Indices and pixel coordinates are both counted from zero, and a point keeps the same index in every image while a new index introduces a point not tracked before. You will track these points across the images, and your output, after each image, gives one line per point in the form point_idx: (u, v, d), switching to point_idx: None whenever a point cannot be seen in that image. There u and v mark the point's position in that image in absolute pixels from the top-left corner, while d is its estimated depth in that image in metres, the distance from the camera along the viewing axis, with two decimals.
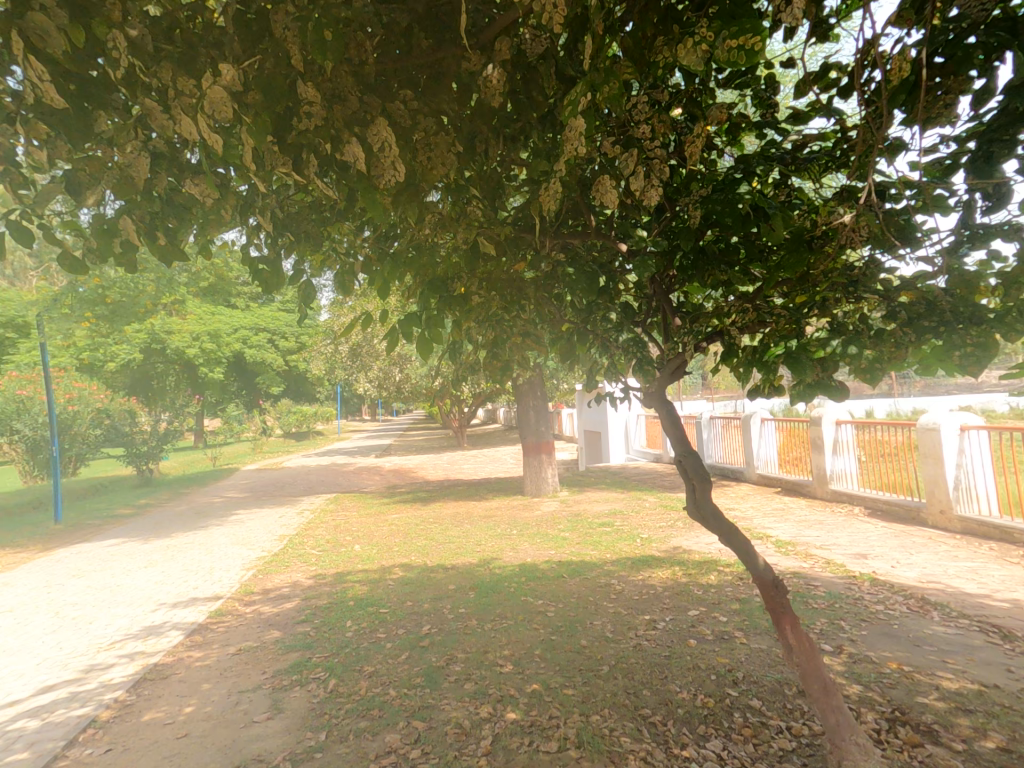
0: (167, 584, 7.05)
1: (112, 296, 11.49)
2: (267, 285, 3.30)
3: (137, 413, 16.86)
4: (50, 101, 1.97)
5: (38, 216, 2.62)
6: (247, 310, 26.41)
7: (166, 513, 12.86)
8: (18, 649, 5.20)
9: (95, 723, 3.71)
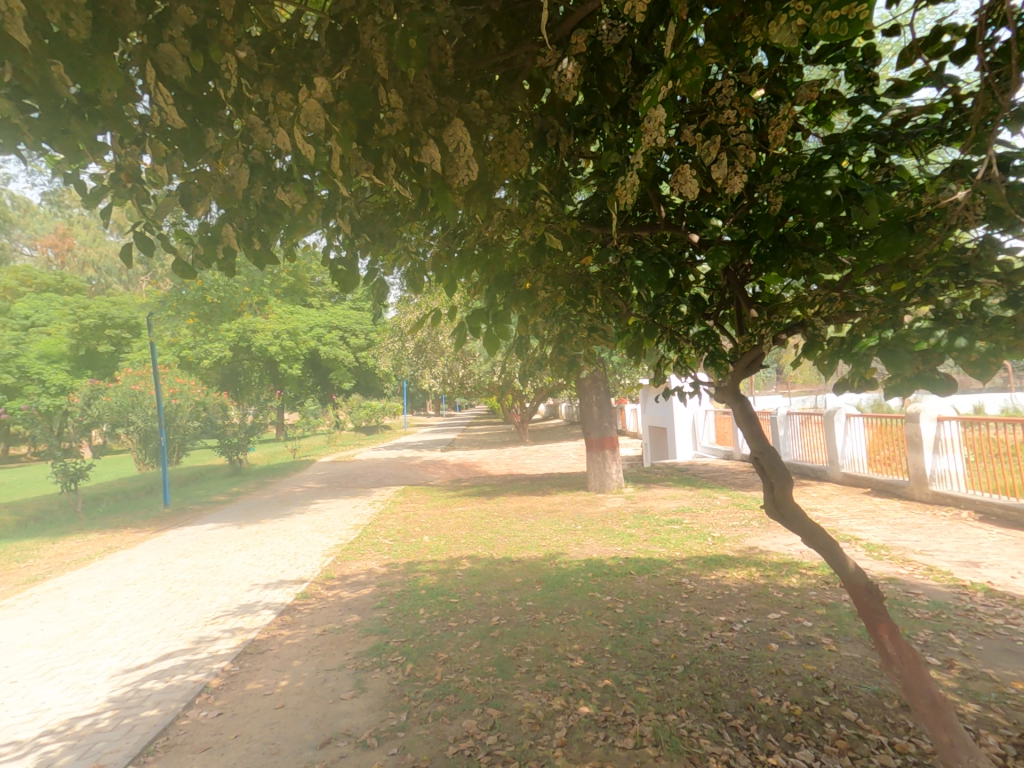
0: (258, 566, 7.60)
1: (211, 297, 12.47)
2: (344, 284, 3.45)
3: (227, 406, 18.21)
4: (173, 122, 2.17)
5: (157, 227, 2.91)
6: (323, 309, 27.78)
7: (254, 500, 13.83)
8: (140, 618, 5.81)
9: (207, 688, 4.08)
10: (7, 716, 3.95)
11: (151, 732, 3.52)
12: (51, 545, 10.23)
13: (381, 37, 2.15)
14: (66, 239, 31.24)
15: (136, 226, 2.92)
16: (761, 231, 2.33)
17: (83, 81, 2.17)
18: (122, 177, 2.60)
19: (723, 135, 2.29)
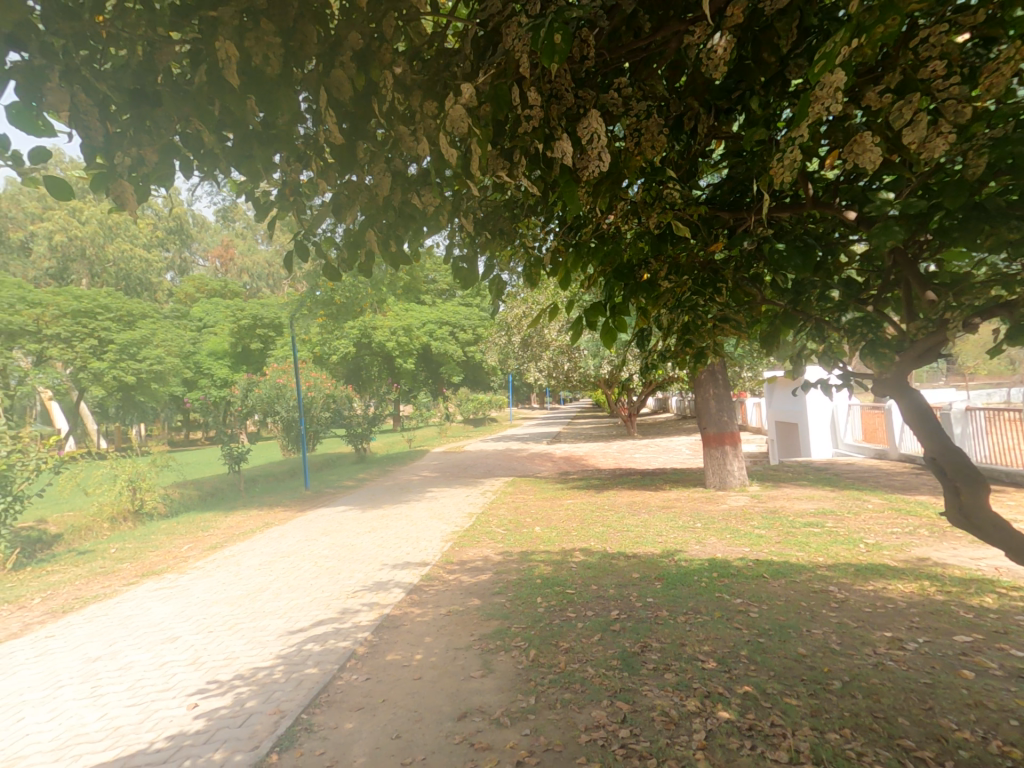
0: (386, 547, 8.22)
1: (341, 297, 13.58)
2: (464, 282, 3.58)
3: (354, 398, 19.84)
4: (334, 138, 2.39)
5: (310, 235, 3.24)
6: (435, 305, 29.12)
7: (378, 486, 14.94)
8: (295, 588, 6.57)
9: (355, 654, 4.49)
10: (207, 661, 4.70)
11: (315, 687, 3.96)
12: (221, 518, 11.89)
13: (526, 36, 2.18)
14: (227, 251, 35.99)
15: (294, 234, 3.28)
16: (950, 199, 2.07)
17: (264, 108, 2.46)
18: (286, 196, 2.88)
19: (924, 93, 2.07)
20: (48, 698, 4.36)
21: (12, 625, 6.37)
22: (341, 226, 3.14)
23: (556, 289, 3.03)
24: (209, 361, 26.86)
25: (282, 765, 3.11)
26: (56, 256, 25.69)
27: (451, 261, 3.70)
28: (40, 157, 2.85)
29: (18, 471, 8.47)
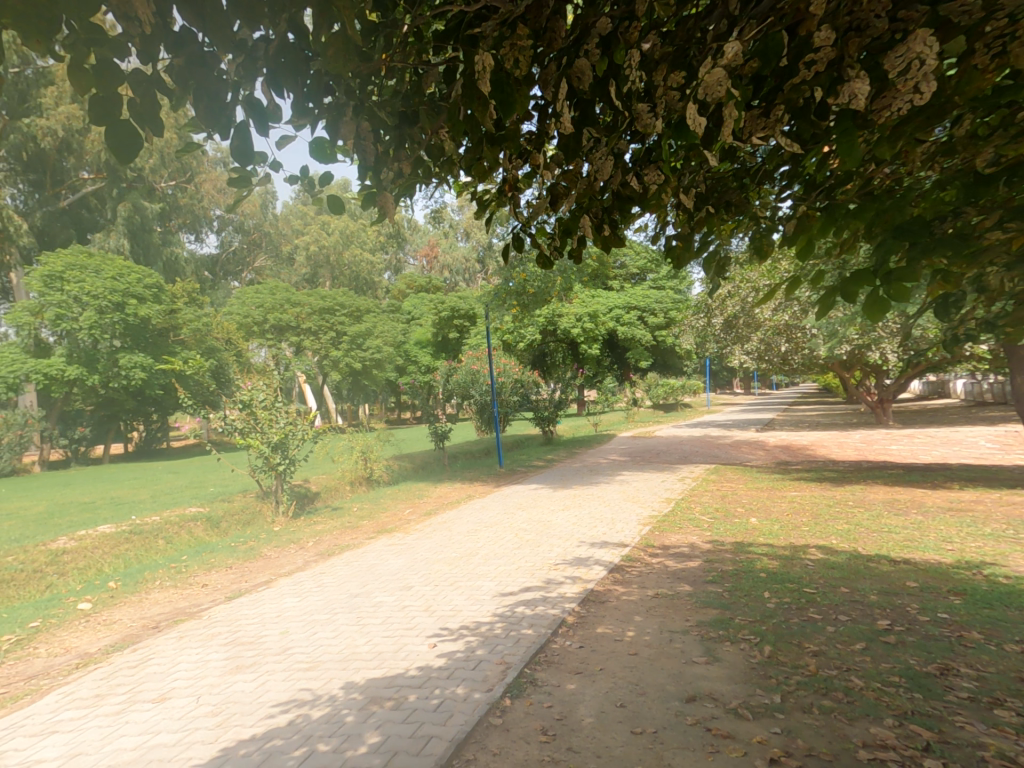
0: (582, 525, 8.49)
1: (532, 287, 14.18)
2: (677, 261, 3.43)
3: (542, 383, 20.67)
4: (564, 129, 2.45)
5: (525, 229, 3.41)
6: (623, 290, 28.69)
7: (567, 467, 15.43)
8: (502, 555, 7.19)
9: (566, 622, 4.80)
10: (437, 609, 5.48)
11: (533, 646, 4.35)
12: (433, 488, 13.47)
13: None
14: (433, 250, 40.05)
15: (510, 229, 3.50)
16: None
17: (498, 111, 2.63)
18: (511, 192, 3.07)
19: None
20: (329, 621, 5.51)
21: (294, 561, 8.08)
22: (554, 216, 3.24)
23: (795, 256, 2.82)
24: (416, 350, 31.94)
25: (515, 709, 3.55)
26: (308, 264, 31.44)
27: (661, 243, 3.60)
28: (329, 183, 3.52)
29: (292, 439, 10.65)
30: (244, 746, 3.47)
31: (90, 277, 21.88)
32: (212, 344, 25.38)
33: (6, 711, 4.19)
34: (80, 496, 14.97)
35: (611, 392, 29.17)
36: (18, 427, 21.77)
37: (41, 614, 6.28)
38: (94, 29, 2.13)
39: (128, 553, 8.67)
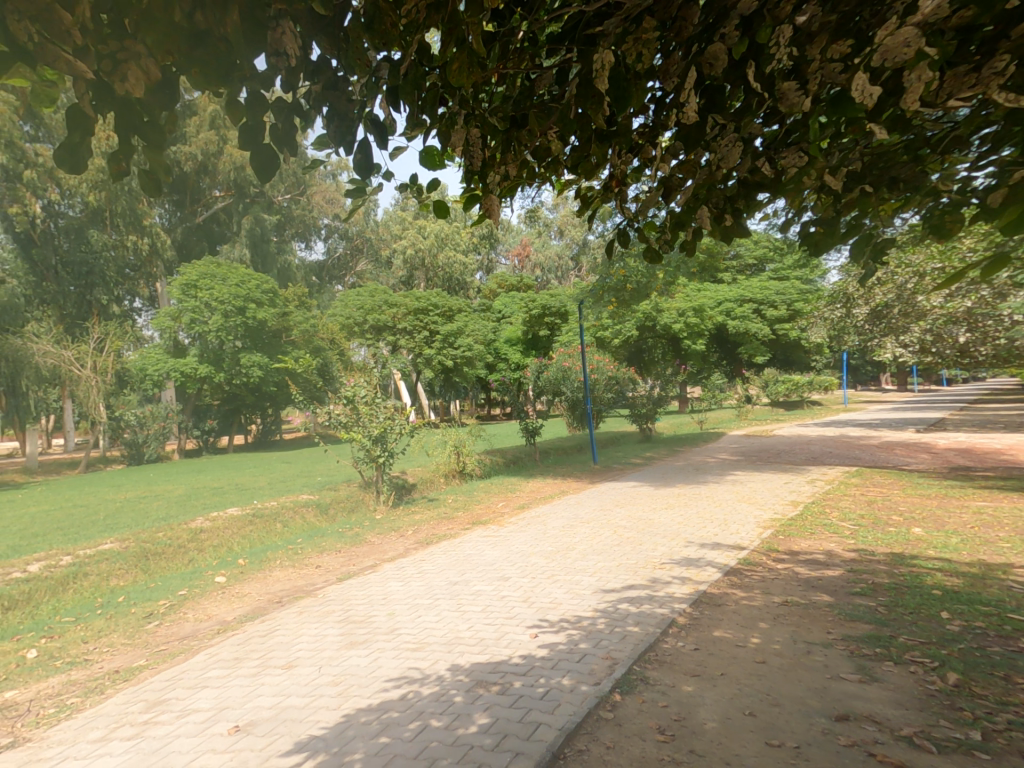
0: (688, 525, 8.37)
1: (630, 283, 13.92)
2: (815, 248, 3.58)
3: (638, 380, 20.28)
4: (688, 111, 2.50)
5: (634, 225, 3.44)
6: (734, 284, 27.19)
7: (670, 465, 15.08)
8: (600, 551, 7.28)
9: (676, 623, 4.92)
10: (536, 601, 5.65)
11: (641, 644, 4.49)
12: (525, 482, 13.73)
13: None
14: (525, 249, 40.35)
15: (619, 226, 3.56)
16: None
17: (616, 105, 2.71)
18: (618, 186, 3.12)
19: None
20: (431, 605, 5.81)
21: (397, 547, 8.58)
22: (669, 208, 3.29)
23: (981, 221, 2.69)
24: (506, 348, 32.38)
25: (626, 705, 3.66)
26: (405, 267, 32.80)
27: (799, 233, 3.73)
28: (435, 190, 3.62)
29: (389, 433, 11.21)
30: (364, 714, 3.76)
31: (218, 284, 24.55)
32: (319, 343, 27.40)
33: (165, 666, 4.82)
34: (212, 482, 16.79)
35: (719, 389, 28.00)
36: (162, 420, 25.05)
37: (187, 584, 7.14)
38: (228, 63, 2.32)
39: (253, 533, 9.66)
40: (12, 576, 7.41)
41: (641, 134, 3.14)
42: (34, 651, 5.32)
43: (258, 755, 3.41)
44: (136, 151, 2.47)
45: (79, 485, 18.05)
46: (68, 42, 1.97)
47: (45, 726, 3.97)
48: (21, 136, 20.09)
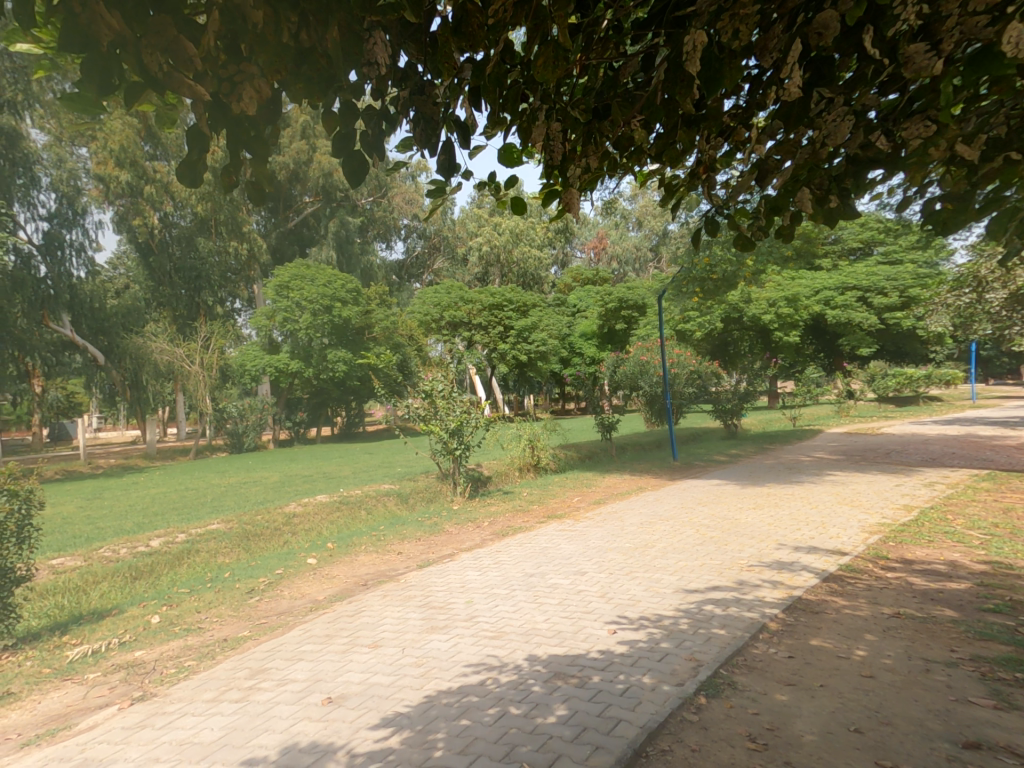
0: (779, 527, 7.96)
1: (716, 272, 13.31)
2: (944, 226, 3.33)
3: (722, 374, 19.58)
4: (792, 90, 2.42)
5: (724, 212, 3.33)
6: (834, 270, 25.19)
7: (759, 464, 14.33)
8: (681, 550, 7.09)
9: (768, 628, 4.72)
10: (613, 597, 5.60)
11: (728, 648, 4.34)
12: (601, 478, 13.58)
13: None
14: (602, 242, 39.65)
15: (707, 214, 3.45)
16: None
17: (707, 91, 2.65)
18: (706, 173, 3.04)
19: None
20: (508, 595, 5.90)
21: (473, 537, 8.78)
22: (765, 193, 3.16)
23: None
24: (581, 342, 32.00)
25: (713, 709, 3.55)
26: (480, 263, 33.20)
27: (923, 210, 3.47)
28: (513, 186, 3.61)
29: (466, 426, 11.45)
30: (446, 696, 3.90)
31: (307, 285, 26.12)
32: (398, 340, 28.52)
33: (266, 638, 5.23)
34: (303, 470, 17.96)
35: (815, 384, 26.23)
36: (259, 412, 27.22)
37: (282, 564, 7.69)
38: (319, 64, 2.44)
39: (340, 519, 10.25)
40: (137, 549, 8.31)
41: (733, 116, 3.03)
42: (157, 616, 5.96)
43: (350, 726, 3.63)
44: (244, 165, 2.66)
45: (189, 470, 19.95)
46: (191, 69, 2.15)
47: (167, 684, 4.44)
48: (142, 155, 22.42)
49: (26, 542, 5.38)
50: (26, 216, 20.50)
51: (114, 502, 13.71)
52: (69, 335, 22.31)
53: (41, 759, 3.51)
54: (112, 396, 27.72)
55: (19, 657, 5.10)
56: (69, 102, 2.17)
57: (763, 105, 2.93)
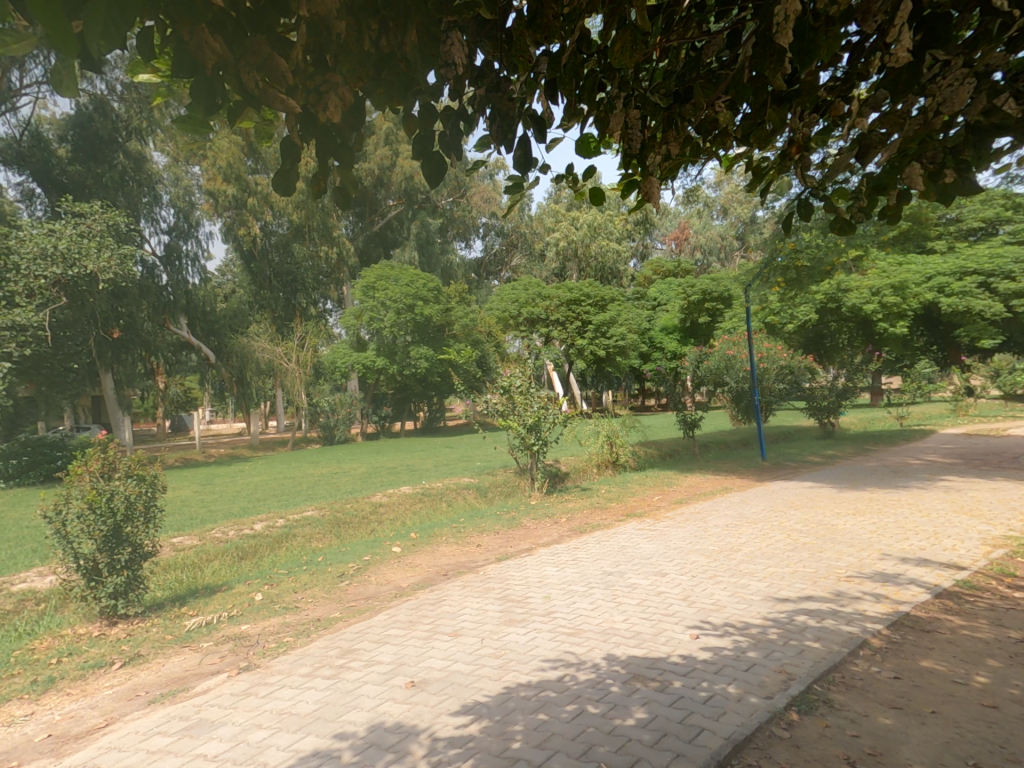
0: (883, 535, 7.31)
1: (805, 258, 12.48)
2: None
3: (817, 369, 18.43)
4: (901, 53, 2.20)
5: (820, 193, 3.07)
6: (950, 251, 22.69)
7: (860, 466, 13.23)
8: (770, 555, 6.72)
9: (869, 645, 4.35)
10: (696, 601, 5.41)
11: (824, 663, 4.06)
12: (683, 476, 13.16)
13: None
14: (683, 231, 38.24)
15: (800, 197, 3.19)
16: None
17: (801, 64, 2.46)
18: (798, 152, 2.83)
19: None
20: (586, 593, 5.86)
21: (551, 533, 8.79)
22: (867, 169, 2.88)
23: None
24: (661, 336, 31.21)
25: (806, 727, 3.33)
26: (558, 258, 33.01)
27: None
28: (590, 177, 3.54)
29: (544, 422, 11.52)
30: (524, 690, 3.94)
31: (392, 285, 27.26)
32: (477, 337, 29.29)
33: (354, 620, 5.54)
34: (388, 462, 18.83)
35: (926, 378, 23.88)
36: (349, 407, 28.89)
37: (369, 551, 8.11)
38: (398, 72, 2.53)
39: (423, 510, 10.67)
40: (243, 531, 9.10)
41: (831, 88, 2.80)
42: (260, 594, 6.48)
43: (431, 710, 3.76)
44: (331, 174, 2.79)
45: (287, 460, 21.57)
46: (283, 83, 2.29)
47: (269, 656, 4.83)
48: (245, 169, 24.49)
49: (152, 521, 6.01)
50: (151, 230, 22.93)
51: (224, 487, 15.06)
52: (185, 336, 24.83)
53: (165, 716, 3.93)
54: (221, 391, 30.35)
55: (147, 623, 5.73)
56: (183, 124, 2.39)
57: (866, 73, 2.68)
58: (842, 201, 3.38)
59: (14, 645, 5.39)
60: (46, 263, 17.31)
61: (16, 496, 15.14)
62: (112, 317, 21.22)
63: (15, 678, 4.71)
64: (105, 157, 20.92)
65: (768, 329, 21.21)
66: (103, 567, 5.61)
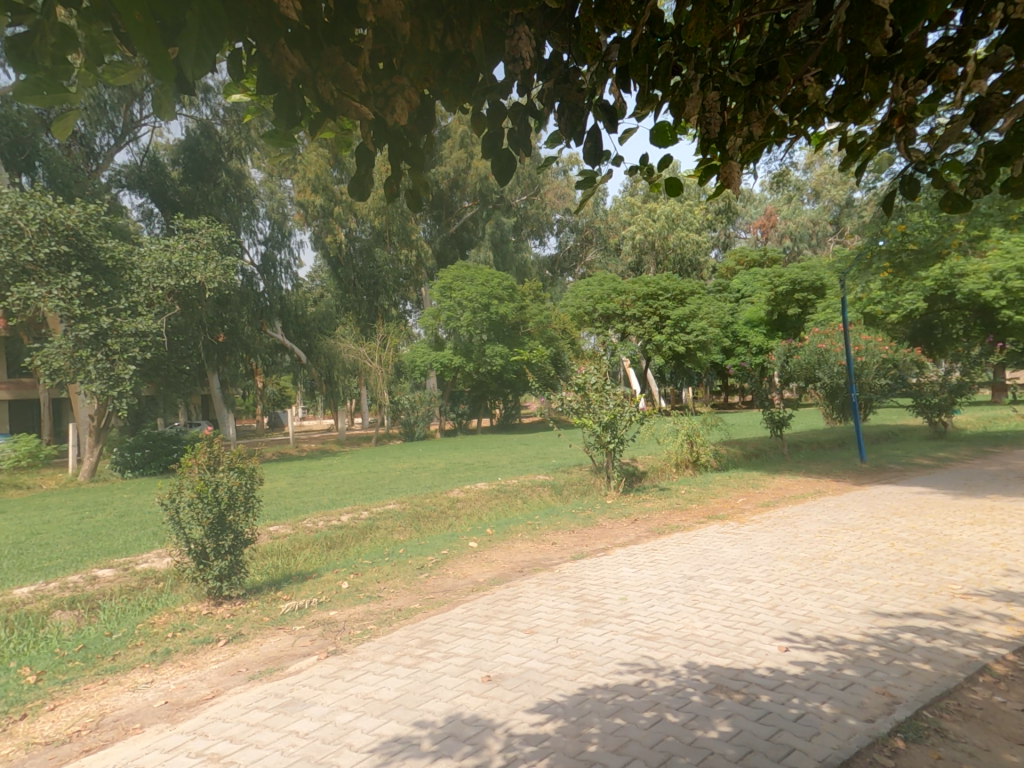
0: (1007, 548, 6.52)
1: (914, 240, 11.39)
2: None
3: (926, 364, 16.82)
4: None
5: (930, 166, 2.75)
6: None
7: (979, 470, 11.84)
8: (871, 566, 6.18)
9: (991, 671, 3.89)
10: (786, 611, 5.08)
11: (934, 688, 3.67)
12: (770, 478, 12.40)
13: None
14: (770, 217, 36.30)
15: (906, 173, 2.87)
16: None
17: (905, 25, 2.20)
18: (902, 124, 2.56)
19: None
20: (665, 596, 5.69)
21: (627, 533, 8.61)
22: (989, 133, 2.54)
23: None
24: (746, 330, 29.70)
25: (914, 757, 3.03)
26: (634, 252, 32.22)
27: None
28: (666, 164, 3.39)
29: (620, 419, 11.28)
30: (600, 692, 3.88)
31: (467, 285, 27.81)
32: (552, 333, 29.48)
33: (433, 612, 5.71)
34: (466, 458, 19.32)
35: None
36: (428, 404, 29.77)
37: (448, 544, 8.32)
38: (465, 75, 2.55)
39: (499, 506, 10.82)
40: (331, 522, 9.66)
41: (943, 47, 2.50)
42: (346, 582, 6.84)
43: (507, 706, 3.79)
44: (404, 178, 2.85)
45: (371, 456, 22.47)
46: (355, 92, 2.38)
47: (355, 642, 5.08)
48: (331, 180, 25.86)
49: (251, 510, 6.51)
50: (250, 241, 24.93)
51: (314, 480, 16.00)
52: (280, 339, 26.81)
53: (262, 692, 4.24)
54: (312, 391, 32.28)
55: (248, 605, 6.21)
56: (271, 139, 2.55)
57: (984, 29, 2.37)
58: (956, 175, 3.02)
59: (138, 618, 6.05)
60: (162, 275, 19.15)
61: (137, 486, 16.89)
62: (218, 322, 23.42)
63: (138, 648, 5.28)
64: (210, 176, 23.00)
65: (867, 320, 19.51)
66: (209, 551, 6.11)
